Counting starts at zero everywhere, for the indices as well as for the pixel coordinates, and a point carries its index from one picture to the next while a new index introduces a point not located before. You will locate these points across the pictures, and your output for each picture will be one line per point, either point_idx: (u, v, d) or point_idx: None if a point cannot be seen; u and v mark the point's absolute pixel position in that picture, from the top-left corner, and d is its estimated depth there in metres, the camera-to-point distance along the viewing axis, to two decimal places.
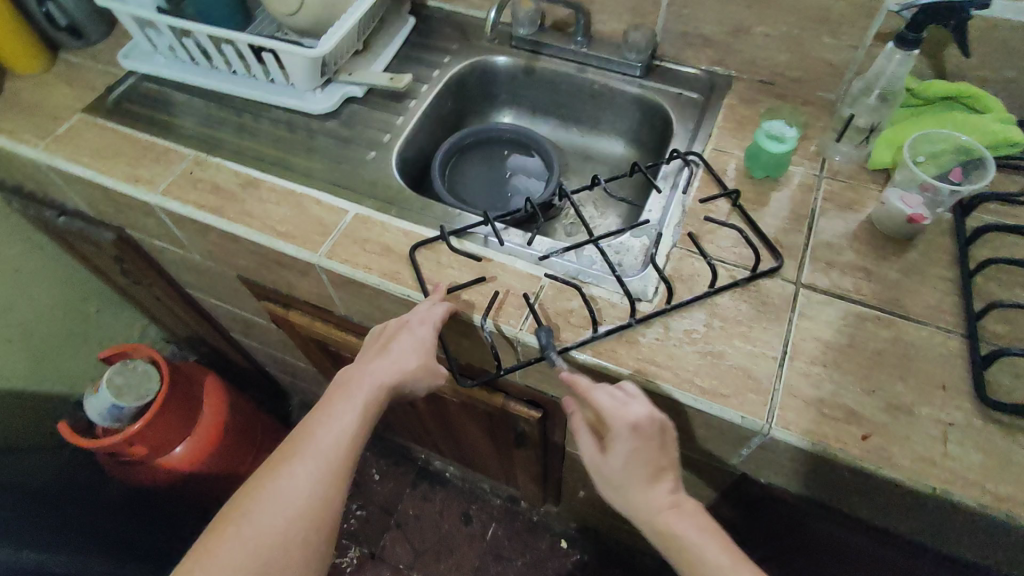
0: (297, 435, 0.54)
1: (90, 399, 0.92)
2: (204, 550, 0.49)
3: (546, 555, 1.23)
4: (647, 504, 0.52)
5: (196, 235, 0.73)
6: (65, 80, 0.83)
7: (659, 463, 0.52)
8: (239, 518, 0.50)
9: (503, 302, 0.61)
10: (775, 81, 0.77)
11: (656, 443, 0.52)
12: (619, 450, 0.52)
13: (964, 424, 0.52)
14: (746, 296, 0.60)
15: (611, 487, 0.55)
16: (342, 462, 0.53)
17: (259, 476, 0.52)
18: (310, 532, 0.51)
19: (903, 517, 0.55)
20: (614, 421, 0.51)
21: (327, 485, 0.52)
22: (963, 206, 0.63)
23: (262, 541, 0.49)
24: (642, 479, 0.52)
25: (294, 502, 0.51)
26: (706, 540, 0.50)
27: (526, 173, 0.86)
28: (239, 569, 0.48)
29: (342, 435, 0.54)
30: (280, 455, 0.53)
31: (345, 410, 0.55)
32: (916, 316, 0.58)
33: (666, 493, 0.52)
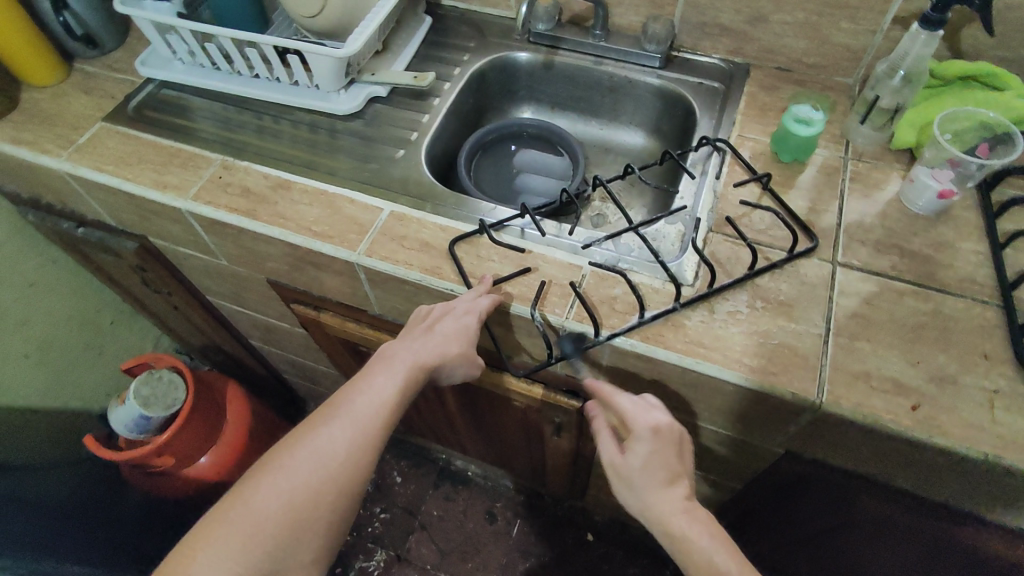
0: (335, 398, 0.54)
1: (117, 409, 0.92)
2: (235, 498, 0.48)
3: (573, 549, 1.24)
4: (660, 505, 0.50)
5: (227, 239, 0.72)
6: (82, 89, 0.82)
7: (675, 469, 0.52)
8: (271, 470, 0.49)
9: (547, 293, 0.61)
10: (792, 68, 0.79)
11: (675, 450, 0.53)
12: (639, 450, 0.52)
13: (1008, 390, 0.53)
14: (785, 276, 0.61)
15: (624, 488, 0.53)
16: (377, 430, 0.53)
17: (295, 433, 0.52)
18: (342, 495, 0.50)
19: (951, 484, 0.56)
20: (639, 422, 0.53)
21: (361, 450, 0.51)
22: (987, 181, 0.66)
23: (294, 497, 0.48)
24: (657, 482, 0.51)
25: (327, 462, 0.50)
26: (713, 548, 0.48)
27: (541, 171, 0.87)
28: (265, 521, 0.47)
29: (380, 404, 0.53)
30: (317, 415, 0.53)
31: (384, 379, 0.54)
32: (952, 289, 0.59)
33: (679, 498, 0.51)
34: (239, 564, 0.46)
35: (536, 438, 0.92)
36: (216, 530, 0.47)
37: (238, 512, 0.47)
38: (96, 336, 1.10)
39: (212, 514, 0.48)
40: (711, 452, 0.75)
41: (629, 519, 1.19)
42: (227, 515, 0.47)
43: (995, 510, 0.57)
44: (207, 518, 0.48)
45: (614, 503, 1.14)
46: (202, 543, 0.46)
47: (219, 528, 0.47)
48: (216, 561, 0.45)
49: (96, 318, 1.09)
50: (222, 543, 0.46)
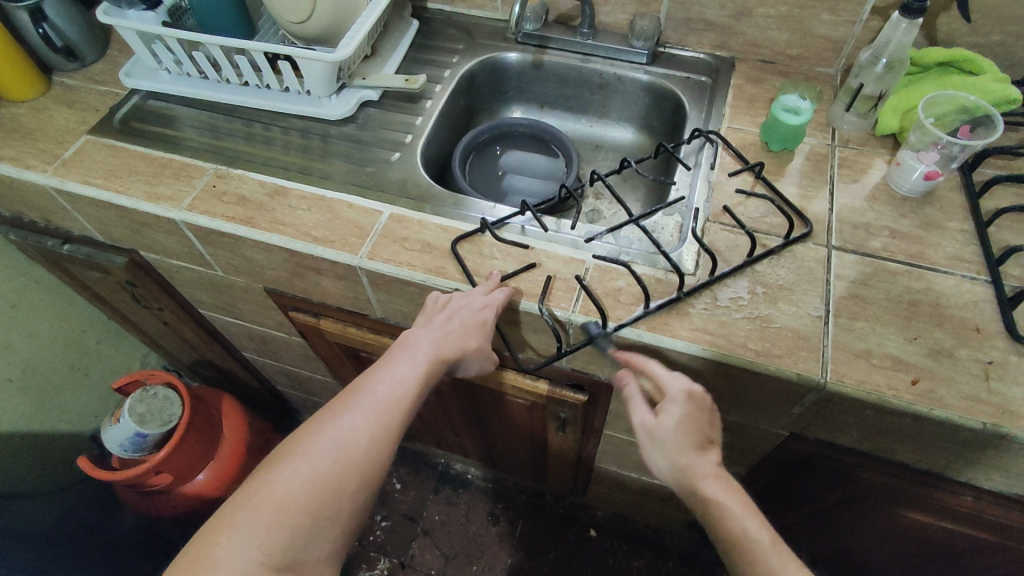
0: (355, 385, 0.54)
1: (111, 429, 0.89)
2: (257, 484, 0.48)
3: (576, 545, 1.24)
4: (695, 468, 0.51)
5: (224, 248, 0.71)
6: (64, 103, 0.81)
7: (705, 436, 0.53)
8: (293, 456, 0.49)
9: (552, 288, 0.62)
10: (776, 60, 0.81)
11: (705, 417, 0.53)
12: (673, 413, 0.53)
13: (1001, 360, 0.55)
14: (783, 261, 0.62)
15: (654, 449, 0.53)
16: (398, 416, 0.53)
17: (316, 419, 0.51)
18: (363, 482, 0.50)
19: (952, 455, 0.58)
20: (672, 387, 0.54)
21: (382, 438, 0.51)
22: (969, 163, 0.68)
23: (316, 483, 0.48)
24: (690, 447, 0.52)
25: (350, 448, 0.50)
26: (744, 513, 0.49)
27: (531, 172, 0.88)
28: (290, 508, 0.47)
29: (401, 392, 0.53)
30: (338, 402, 0.52)
31: (405, 367, 0.54)
32: (942, 266, 0.61)
33: (711, 463, 0.52)
34: (263, 548, 0.46)
35: (540, 435, 0.93)
36: (239, 515, 0.46)
37: (261, 498, 0.47)
38: (83, 356, 1.07)
39: (234, 499, 0.48)
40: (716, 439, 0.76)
41: (631, 512, 1.20)
42: (249, 500, 0.47)
43: (995, 478, 0.59)
44: (231, 503, 0.48)
45: (617, 498, 1.15)
46: (226, 528, 0.46)
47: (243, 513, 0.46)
48: (241, 547, 0.45)
49: (80, 338, 1.06)
50: (246, 528, 0.46)
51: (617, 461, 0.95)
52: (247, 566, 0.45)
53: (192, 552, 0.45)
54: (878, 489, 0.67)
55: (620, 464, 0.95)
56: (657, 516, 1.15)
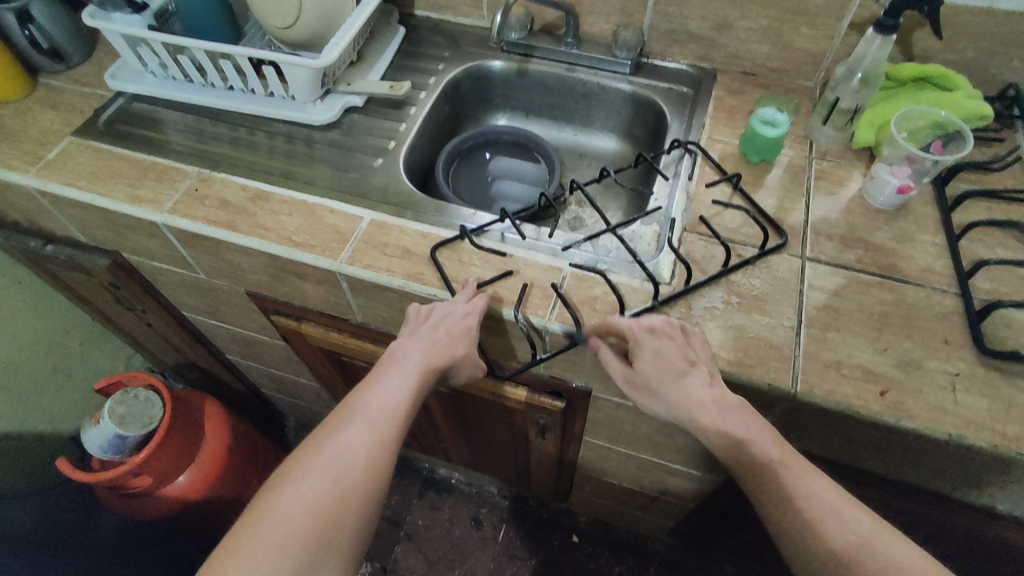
0: (348, 403, 0.54)
1: (91, 430, 0.89)
2: (259, 511, 0.48)
3: (559, 551, 1.25)
4: (685, 397, 0.53)
5: (205, 251, 0.72)
6: (49, 105, 0.81)
7: (685, 357, 0.54)
8: (293, 480, 0.49)
9: (529, 295, 0.62)
10: (757, 72, 0.82)
11: (678, 342, 0.55)
12: (643, 355, 0.55)
13: (968, 373, 0.56)
14: (758, 272, 0.63)
15: (646, 397, 0.57)
16: (394, 430, 0.53)
17: (312, 440, 0.51)
18: (365, 499, 0.50)
19: (919, 464, 0.59)
20: (631, 330, 0.55)
21: (381, 452, 0.51)
22: (942, 177, 0.69)
23: (318, 504, 0.48)
24: (671, 377, 0.54)
25: (350, 466, 0.50)
26: (756, 434, 0.50)
27: (518, 178, 0.90)
28: (296, 531, 0.46)
29: (395, 405, 0.54)
30: (332, 422, 0.53)
31: (396, 380, 0.55)
32: (913, 278, 0.62)
33: (701, 386, 0.52)
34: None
35: (521, 441, 0.93)
36: (243, 545, 0.46)
37: (264, 525, 0.46)
38: (65, 357, 1.07)
39: (236, 530, 0.47)
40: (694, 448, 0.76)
41: (613, 518, 1.20)
42: (253, 529, 0.46)
43: (964, 489, 0.60)
44: (234, 536, 0.46)
45: (598, 504, 1.15)
46: (230, 560, 0.45)
47: (250, 543, 0.45)
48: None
49: (63, 338, 1.06)
50: (251, 557, 0.45)
51: (598, 467, 0.95)
52: None
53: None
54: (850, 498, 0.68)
55: (601, 469, 0.95)
56: (639, 522, 1.16)
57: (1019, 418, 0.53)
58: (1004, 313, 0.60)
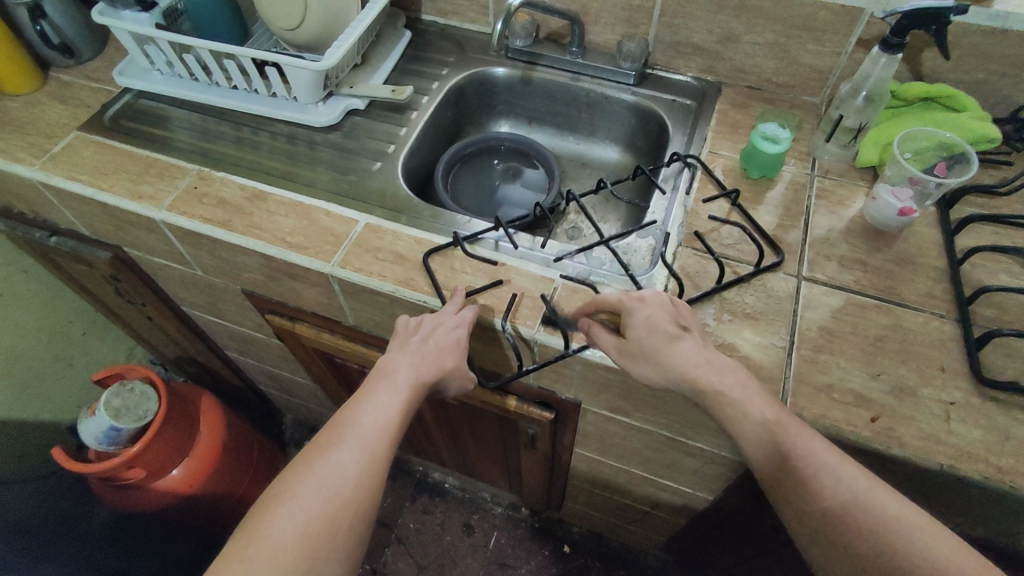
0: (338, 420, 0.53)
1: (87, 421, 0.90)
2: (249, 533, 0.46)
3: (550, 561, 1.24)
4: (680, 359, 0.51)
5: (202, 248, 0.72)
6: (58, 98, 0.82)
7: (674, 323, 0.53)
8: (284, 500, 0.48)
9: (519, 305, 0.62)
10: (762, 87, 0.81)
11: (668, 310, 0.54)
12: (636, 320, 0.53)
13: (964, 402, 0.55)
14: (752, 289, 0.62)
15: (641, 362, 0.53)
16: (384, 447, 0.53)
17: (301, 460, 0.50)
18: (357, 517, 0.49)
19: (910, 494, 0.57)
20: (621, 297, 0.55)
21: (372, 470, 0.51)
22: (946, 200, 0.68)
23: (310, 525, 0.47)
24: (663, 340, 0.52)
25: (340, 485, 0.49)
26: (745, 397, 0.49)
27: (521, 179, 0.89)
28: (287, 553, 0.45)
29: (385, 422, 0.54)
30: (321, 439, 0.52)
31: (386, 396, 0.55)
32: (911, 302, 0.61)
33: (694, 350, 0.51)
34: None
35: (513, 449, 0.93)
36: (234, 569, 0.44)
37: (256, 548, 0.45)
38: (67, 346, 1.08)
39: (226, 554, 0.46)
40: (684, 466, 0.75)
41: (606, 530, 1.19)
42: (244, 552, 0.45)
43: (956, 521, 0.58)
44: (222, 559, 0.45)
45: (591, 516, 1.14)
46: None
47: (240, 567, 0.44)
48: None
49: (66, 328, 1.08)
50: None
51: (589, 478, 0.94)
52: None
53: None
54: None
55: (592, 481, 0.94)
56: (632, 536, 1.15)
57: (1014, 451, 0.52)
58: (1004, 341, 0.58)
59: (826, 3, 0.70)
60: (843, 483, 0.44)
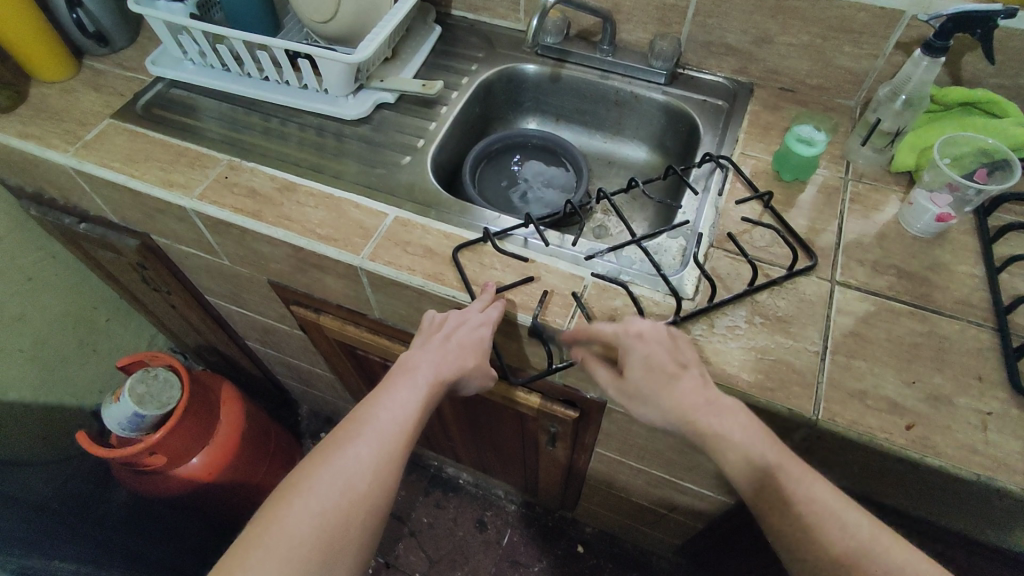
0: (357, 413, 0.54)
1: (111, 407, 0.91)
2: (267, 522, 0.47)
3: (563, 560, 1.24)
4: (684, 402, 0.50)
5: (231, 238, 0.72)
6: (91, 87, 0.83)
7: (676, 360, 0.53)
8: (302, 490, 0.49)
9: (549, 302, 0.61)
10: (795, 89, 0.80)
11: (668, 345, 0.53)
12: (633, 358, 0.53)
13: (1002, 413, 0.54)
14: (784, 293, 0.62)
15: (641, 403, 0.54)
16: (402, 444, 0.53)
17: (320, 451, 0.51)
18: (371, 512, 0.50)
19: (940, 503, 0.57)
20: (616, 331, 0.54)
21: (388, 465, 0.51)
22: (985, 207, 0.67)
23: (326, 517, 0.48)
24: (664, 381, 0.52)
25: (357, 480, 0.50)
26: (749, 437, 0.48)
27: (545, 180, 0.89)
28: (301, 544, 0.46)
29: (403, 419, 0.54)
30: (340, 432, 0.52)
31: (406, 393, 0.55)
32: (948, 310, 0.60)
33: (699, 388, 0.51)
34: None
35: (532, 447, 0.92)
36: (251, 557, 0.45)
37: (273, 536, 0.46)
38: (92, 332, 1.09)
39: (244, 540, 0.47)
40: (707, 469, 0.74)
41: (620, 531, 1.19)
42: (261, 540, 0.46)
43: (990, 533, 0.57)
44: (240, 545, 0.46)
45: (606, 517, 1.14)
46: (238, 571, 0.44)
47: (256, 553, 0.45)
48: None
49: (91, 315, 1.08)
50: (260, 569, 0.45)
51: (607, 479, 0.94)
52: None
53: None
54: None
55: (610, 481, 0.94)
56: (647, 538, 1.14)
57: None
58: None
59: (866, 5, 0.69)
60: (844, 527, 0.45)
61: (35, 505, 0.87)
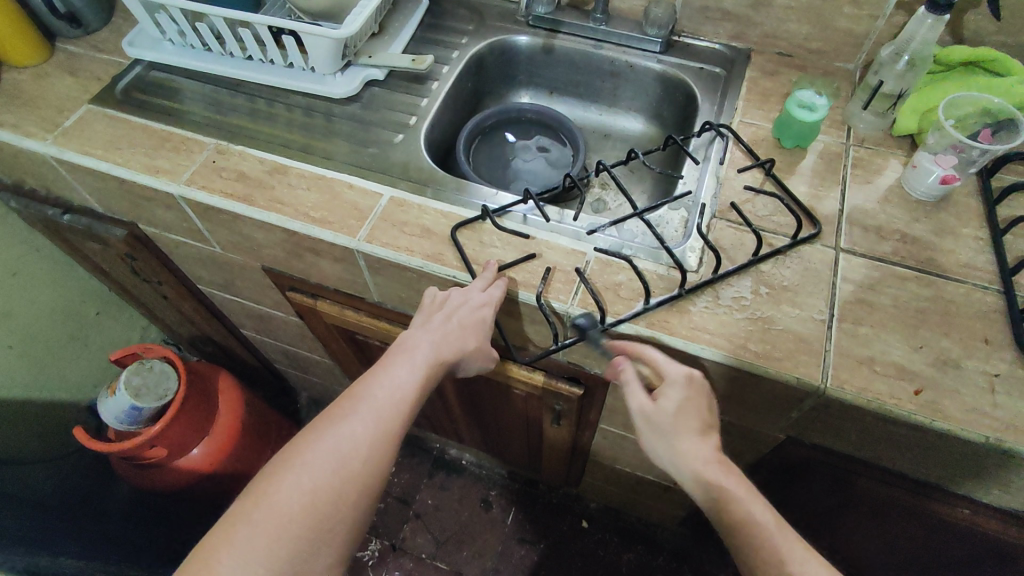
0: (354, 390, 0.53)
1: (107, 400, 0.89)
2: (256, 496, 0.47)
3: (568, 535, 1.25)
4: (693, 454, 0.53)
5: (221, 224, 0.70)
6: (66, 71, 0.79)
7: (705, 420, 0.55)
8: (294, 465, 0.48)
9: (552, 279, 0.60)
10: (793, 53, 0.79)
11: (705, 401, 0.55)
12: (672, 397, 0.54)
13: (1008, 374, 0.54)
14: (789, 262, 0.61)
15: (652, 434, 0.55)
16: (397, 422, 0.52)
17: (313, 426, 0.50)
18: (364, 491, 0.49)
19: (946, 466, 0.57)
20: (672, 370, 0.54)
21: (383, 445, 0.51)
22: (988, 169, 0.66)
23: (317, 493, 0.47)
24: (691, 429, 0.54)
25: (350, 458, 0.49)
26: (734, 481, 0.51)
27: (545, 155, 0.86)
28: (291, 520, 0.46)
29: (400, 397, 0.53)
30: (335, 408, 0.51)
31: (404, 371, 0.54)
32: (953, 274, 0.60)
33: (712, 448, 0.53)
34: (265, 563, 0.44)
35: (535, 426, 0.92)
36: (239, 531, 0.45)
37: (263, 510, 0.46)
38: (82, 326, 1.07)
39: (232, 513, 0.46)
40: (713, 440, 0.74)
41: (624, 506, 1.20)
42: (249, 515, 0.46)
43: (995, 493, 0.58)
44: (230, 519, 0.46)
45: (611, 492, 1.14)
46: (227, 544, 0.44)
47: (245, 527, 0.45)
48: (242, 563, 0.44)
49: (81, 309, 1.06)
50: (247, 542, 0.45)
51: (611, 454, 0.94)
52: None
53: (195, 567, 0.44)
54: (873, 499, 0.67)
55: (615, 456, 0.94)
56: (651, 511, 1.15)
57: None
58: None
59: None
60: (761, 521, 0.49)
61: (27, 502, 0.86)
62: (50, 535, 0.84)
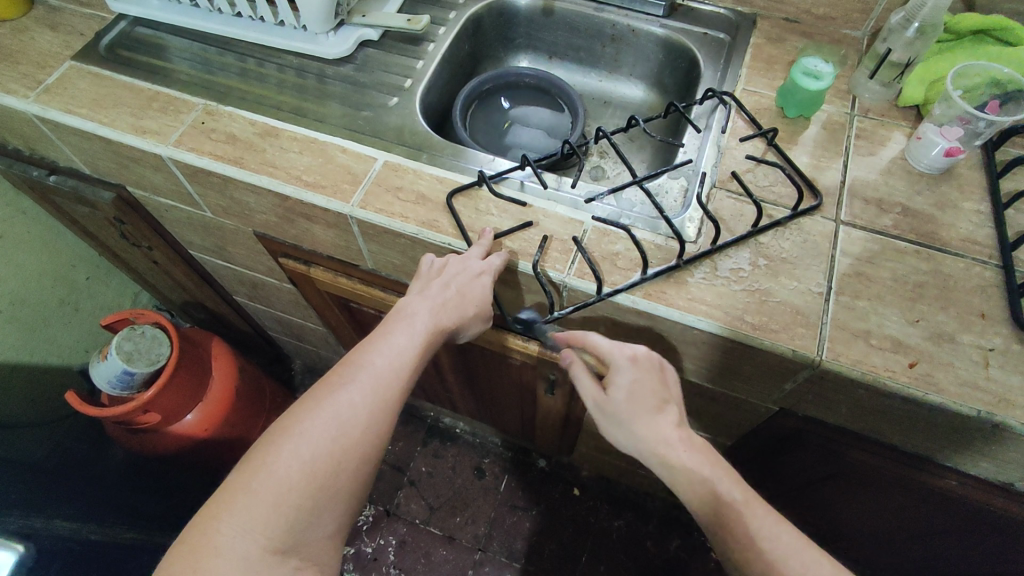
0: (353, 357, 0.52)
1: (99, 365, 0.88)
2: (253, 465, 0.46)
3: (560, 503, 1.27)
4: (655, 434, 0.50)
5: (211, 187, 0.69)
6: (47, 26, 0.76)
7: (661, 395, 0.52)
8: (292, 434, 0.47)
9: (548, 248, 0.59)
10: (799, 19, 0.77)
11: (657, 377, 0.53)
12: (621, 383, 0.53)
13: (1004, 348, 0.54)
14: (789, 234, 0.60)
15: (613, 425, 0.53)
16: (398, 390, 0.52)
17: (312, 394, 0.50)
18: (364, 459, 0.49)
19: (936, 438, 0.58)
20: (616, 355, 0.54)
21: (382, 413, 0.50)
22: (993, 141, 0.65)
23: (316, 463, 0.47)
24: (646, 411, 0.51)
25: (349, 427, 0.49)
26: (715, 471, 0.48)
27: (553, 133, 0.84)
28: (291, 490, 0.46)
29: (399, 364, 0.52)
30: (333, 376, 0.51)
31: (403, 339, 0.53)
32: (953, 248, 0.59)
33: (672, 425, 0.51)
34: (266, 530, 0.45)
35: (529, 395, 0.92)
36: (238, 501, 0.45)
37: (262, 480, 0.46)
38: (73, 291, 1.06)
39: (230, 482, 0.46)
40: (706, 409, 0.75)
41: (616, 474, 1.22)
42: (248, 484, 0.45)
43: (983, 466, 0.58)
44: (228, 487, 0.46)
45: (603, 461, 1.16)
46: (226, 512, 0.44)
47: (244, 495, 0.45)
48: (242, 532, 0.44)
49: (70, 273, 1.05)
50: (246, 512, 0.45)
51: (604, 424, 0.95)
52: (250, 551, 0.44)
53: (196, 535, 0.44)
54: (861, 469, 0.67)
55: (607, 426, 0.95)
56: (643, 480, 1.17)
57: None
58: None
59: None
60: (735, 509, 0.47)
61: (20, 468, 0.86)
62: (45, 499, 0.85)
